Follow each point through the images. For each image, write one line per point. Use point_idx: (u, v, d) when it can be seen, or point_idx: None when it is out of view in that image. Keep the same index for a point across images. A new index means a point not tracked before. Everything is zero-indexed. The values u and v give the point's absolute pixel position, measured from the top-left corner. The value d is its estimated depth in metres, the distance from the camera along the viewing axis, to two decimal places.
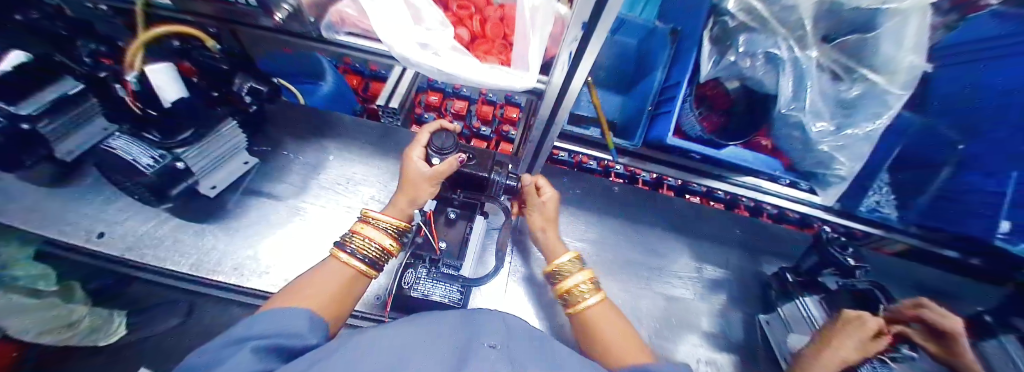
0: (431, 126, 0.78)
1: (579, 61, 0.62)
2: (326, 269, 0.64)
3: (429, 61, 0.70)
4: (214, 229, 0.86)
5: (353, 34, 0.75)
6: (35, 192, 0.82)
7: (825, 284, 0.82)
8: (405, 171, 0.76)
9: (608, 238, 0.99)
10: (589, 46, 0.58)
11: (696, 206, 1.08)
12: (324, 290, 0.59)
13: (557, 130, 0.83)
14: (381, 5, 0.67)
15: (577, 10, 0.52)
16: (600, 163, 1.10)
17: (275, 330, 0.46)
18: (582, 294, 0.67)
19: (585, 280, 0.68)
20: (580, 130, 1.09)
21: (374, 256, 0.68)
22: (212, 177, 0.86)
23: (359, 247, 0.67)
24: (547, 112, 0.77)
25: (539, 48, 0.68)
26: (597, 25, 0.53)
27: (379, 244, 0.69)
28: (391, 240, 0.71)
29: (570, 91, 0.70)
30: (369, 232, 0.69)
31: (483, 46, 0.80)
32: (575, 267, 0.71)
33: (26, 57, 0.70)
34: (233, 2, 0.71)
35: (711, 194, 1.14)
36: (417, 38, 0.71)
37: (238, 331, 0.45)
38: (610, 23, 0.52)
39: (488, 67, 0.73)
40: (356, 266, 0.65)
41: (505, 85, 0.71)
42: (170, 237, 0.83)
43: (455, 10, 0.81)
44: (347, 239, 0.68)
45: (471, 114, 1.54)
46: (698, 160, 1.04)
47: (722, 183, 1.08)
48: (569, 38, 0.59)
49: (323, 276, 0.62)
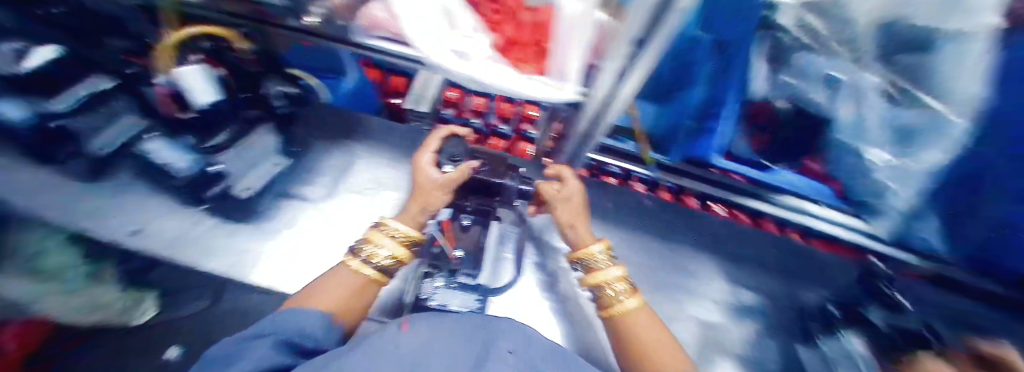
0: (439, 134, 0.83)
1: (625, 78, 0.59)
2: (338, 276, 0.63)
3: (465, 70, 0.70)
4: (248, 229, 0.86)
5: (383, 38, 0.72)
6: (68, 184, 0.82)
7: (871, 318, 0.76)
8: (416, 177, 0.79)
9: (633, 254, 0.96)
10: (639, 62, 0.54)
11: (729, 225, 1.04)
12: (335, 295, 0.59)
13: (594, 143, 0.78)
14: (417, 14, 0.67)
15: (632, 20, 0.49)
16: (624, 169, 1.06)
17: (287, 326, 0.48)
18: (619, 297, 0.66)
19: (619, 278, 0.67)
20: (616, 143, 1.05)
21: (385, 264, 0.67)
22: (246, 179, 0.87)
23: (369, 255, 0.66)
24: (585, 126, 0.72)
25: (580, 61, 0.67)
26: (651, 42, 0.49)
27: (390, 253, 0.67)
28: (403, 249, 0.69)
29: (615, 105, 0.64)
30: (380, 240, 0.67)
31: (517, 52, 0.76)
32: (606, 263, 0.70)
33: (58, 52, 0.71)
34: (267, 4, 0.69)
35: (739, 207, 1.07)
36: (452, 46, 0.70)
37: (258, 326, 0.48)
38: (669, 37, 0.48)
39: (524, 77, 0.71)
40: (367, 273, 0.65)
41: (543, 97, 0.70)
42: (205, 235, 0.85)
43: (490, 14, 0.77)
44: (358, 247, 0.67)
45: (491, 111, 1.49)
46: (732, 176, 1.01)
47: (756, 203, 1.02)
48: (616, 54, 0.56)
49: (335, 281, 0.62)
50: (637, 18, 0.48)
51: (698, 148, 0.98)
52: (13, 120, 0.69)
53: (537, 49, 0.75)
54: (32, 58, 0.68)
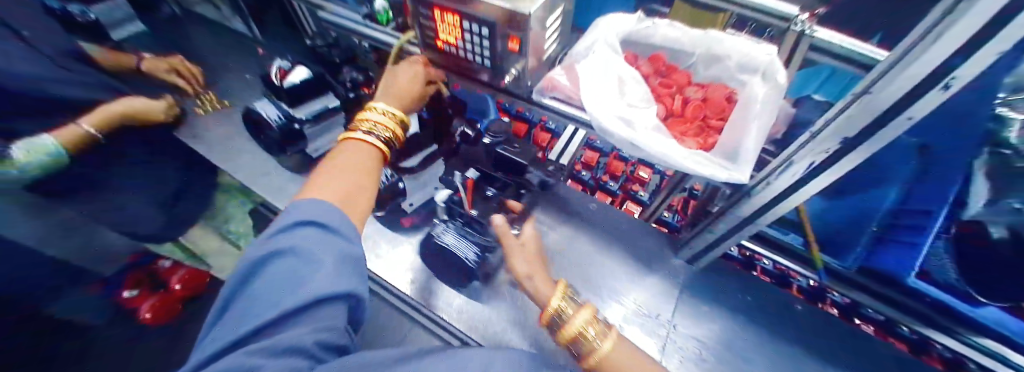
0: (402, 66, 0.82)
1: (826, 171, 0.56)
2: (350, 148, 0.68)
3: (626, 135, 0.69)
4: (404, 239, 1.03)
5: (556, 98, 0.81)
6: (285, 175, 1.05)
7: None
8: (390, 80, 0.80)
9: (758, 344, 0.86)
10: (848, 158, 0.52)
11: (902, 359, 0.86)
12: (339, 184, 0.60)
13: (752, 230, 0.75)
14: (594, 82, 0.73)
15: (843, 125, 0.50)
16: (778, 267, 0.99)
17: (350, 257, 0.51)
18: (596, 338, 0.68)
19: (591, 318, 0.70)
20: (777, 234, 0.97)
21: (383, 134, 0.72)
22: (414, 197, 1.06)
23: (367, 128, 0.72)
24: (751, 211, 0.70)
25: (758, 143, 0.65)
26: (867, 141, 0.49)
27: (384, 125, 0.73)
28: (393, 122, 0.74)
29: (794, 198, 0.63)
30: (372, 115, 0.73)
31: (679, 125, 0.78)
32: (574, 309, 0.73)
33: (307, 75, 0.89)
34: (472, 61, 0.81)
35: (905, 332, 0.89)
36: (619, 113, 0.72)
37: (333, 228, 0.52)
38: (899, 133, 0.46)
39: (689, 151, 0.70)
40: (374, 143, 0.71)
41: (707, 173, 0.65)
42: (371, 238, 0.99)
43: (656, 86, 0.82)
44: (353, 126, 0.73)
45: (600, 166, 1.51)
46: (916, 297, 0.83)
47: (933, 332, 0.84)
48: (816, 148, 0.55)
49: (347, 157, 0.67)
50: (848, 124, 0.49)
51: (887, 262, 0.83)
52: (269, 121, 0.90)
53: (702, 124, 0.76)
54: (291, 75, 0.88)
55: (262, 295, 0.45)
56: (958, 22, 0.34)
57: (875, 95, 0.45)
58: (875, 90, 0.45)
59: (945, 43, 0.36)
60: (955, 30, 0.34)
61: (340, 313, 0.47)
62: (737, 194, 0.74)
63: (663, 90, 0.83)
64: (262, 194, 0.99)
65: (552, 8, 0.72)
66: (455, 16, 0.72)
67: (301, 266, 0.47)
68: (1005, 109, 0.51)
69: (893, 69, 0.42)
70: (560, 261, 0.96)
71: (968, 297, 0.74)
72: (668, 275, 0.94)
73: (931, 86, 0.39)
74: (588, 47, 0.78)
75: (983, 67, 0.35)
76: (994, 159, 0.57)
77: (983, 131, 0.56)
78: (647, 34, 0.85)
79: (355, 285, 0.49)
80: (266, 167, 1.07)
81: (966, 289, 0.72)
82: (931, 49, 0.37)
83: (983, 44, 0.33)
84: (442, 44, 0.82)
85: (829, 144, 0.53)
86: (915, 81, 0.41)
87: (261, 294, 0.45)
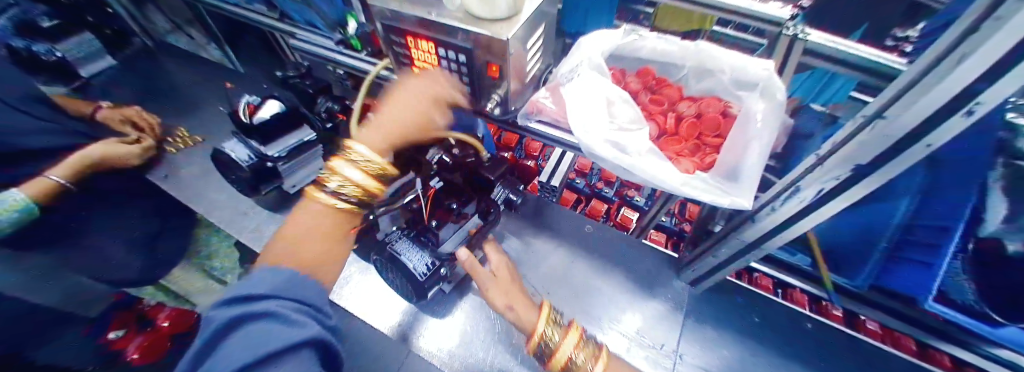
0: (411, 81, 0.73)
1: (835, 196, 0.52)
2: (311, 212, 0.59)
3: (619, 161, 0.65)
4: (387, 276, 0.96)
5: (542, 122, 0.77)
6: (262, 213, 1.01)
7: None
8: (387, 104, 0.71)
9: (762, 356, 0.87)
10: (859, 184, 0.49)
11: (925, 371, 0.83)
12: (304, 246, 0.55)
13: (759, 254, 0.71)
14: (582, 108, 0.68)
15: (853, 150, 0.46)
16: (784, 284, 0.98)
17: (318, 303, 0.49)
18: (585, 361, 0.66)
19: (576, 343, 0.67)
20: (783, 254, 0.94)
21: (354, 195, 0.61)
22: None
23: (337, 187, 0.60)
24: (757, 234, 0.67)
25: (760, 164, 0.61)
26: (880, 167, 0.45)
27: (359, 184, 0.61)
28: (373, 182, 0.63)
29: (801, 224, 0.59)
30: (345, 170, 0.61)
31: (674, 145, 0.73)
32: (557, 334, 0.68)
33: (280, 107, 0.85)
34: None
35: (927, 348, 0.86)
36: (610, 137, 0.67)
37: (292, 275, 0.48)
38: (916, 159, 0.42)
39: (688, 175, 0.65)
40: (339, 205, 0.61)
41: (710, 200, 0.60)
42: (353, 276, 0.95)
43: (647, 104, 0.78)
44: (321, 179, 0.61)
45: (594, 172, 1.47)
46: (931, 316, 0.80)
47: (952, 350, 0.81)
48: (824, 175, 0.51)
49: (308, 221, 0.59)
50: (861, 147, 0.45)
51: (901, 282, 0.80)
52: (239, 163, 0.85)
53: (698, 143, 0.72)
54: (262, 111, 0.83)
55: (219, 358, 0.39)
56: (983, 45, 0.30)
57: (891, 119, 0.41)
58: (890, 114, 0.41)
59: (965, 68, 0.32)
60: (980, 53, 0.30)
61: (311, 359, 0.43)
62: (744, 217, 0.70)
63: (655, 107, 0.79)
64: (237, 236, 0.95)
65: (531, 28, 0.68)
66: (429, 42, 0.68)
67: (265, 319, 0.42)
68: (1014, 114, 0.48)
69: (910, 92, 0.38)
70: (557, 290, 0.91)
71: (985, 317, 0.72)
72: (670, 299, 0.90)
73: (952, 111, 0.35)
74: (573, 69, 0.74)
75: (1011, 94, 0.31)
76: (1010, 171, 0.53)
77: (994, 139, 0.52)
78: (635, 47, 0.81)
79: (323, 329, 0.46)
80: (242, 207, 1.02)
81: (983, 308, 0.70)
82: (953, 71, 0.33)
83: (1011, 69, 0.29)
84: (418, 70, 0.77)
85: (840, 168, 0.49)
86: (935, 105, 0.36)
87: (212, 367, 0.38)
